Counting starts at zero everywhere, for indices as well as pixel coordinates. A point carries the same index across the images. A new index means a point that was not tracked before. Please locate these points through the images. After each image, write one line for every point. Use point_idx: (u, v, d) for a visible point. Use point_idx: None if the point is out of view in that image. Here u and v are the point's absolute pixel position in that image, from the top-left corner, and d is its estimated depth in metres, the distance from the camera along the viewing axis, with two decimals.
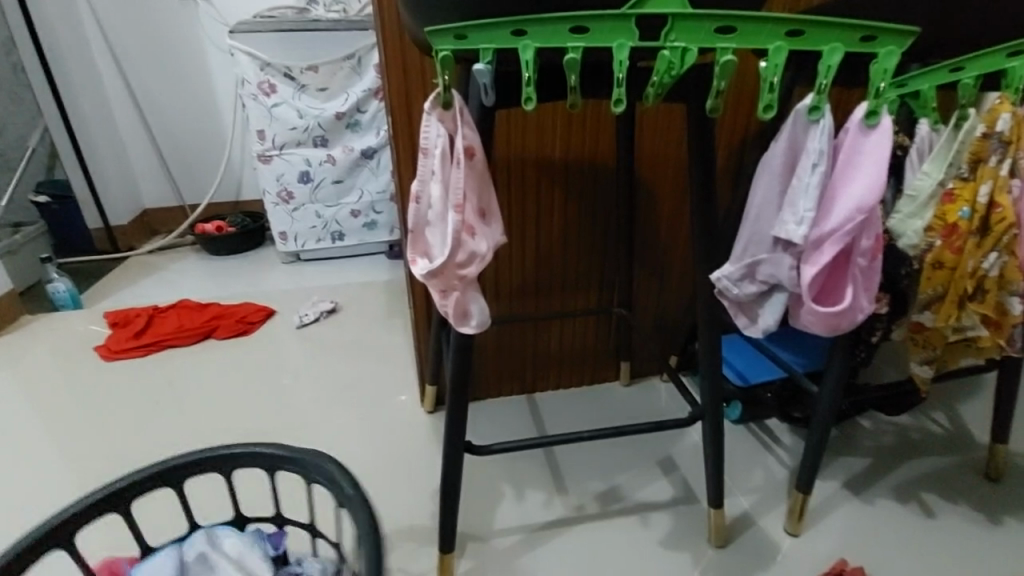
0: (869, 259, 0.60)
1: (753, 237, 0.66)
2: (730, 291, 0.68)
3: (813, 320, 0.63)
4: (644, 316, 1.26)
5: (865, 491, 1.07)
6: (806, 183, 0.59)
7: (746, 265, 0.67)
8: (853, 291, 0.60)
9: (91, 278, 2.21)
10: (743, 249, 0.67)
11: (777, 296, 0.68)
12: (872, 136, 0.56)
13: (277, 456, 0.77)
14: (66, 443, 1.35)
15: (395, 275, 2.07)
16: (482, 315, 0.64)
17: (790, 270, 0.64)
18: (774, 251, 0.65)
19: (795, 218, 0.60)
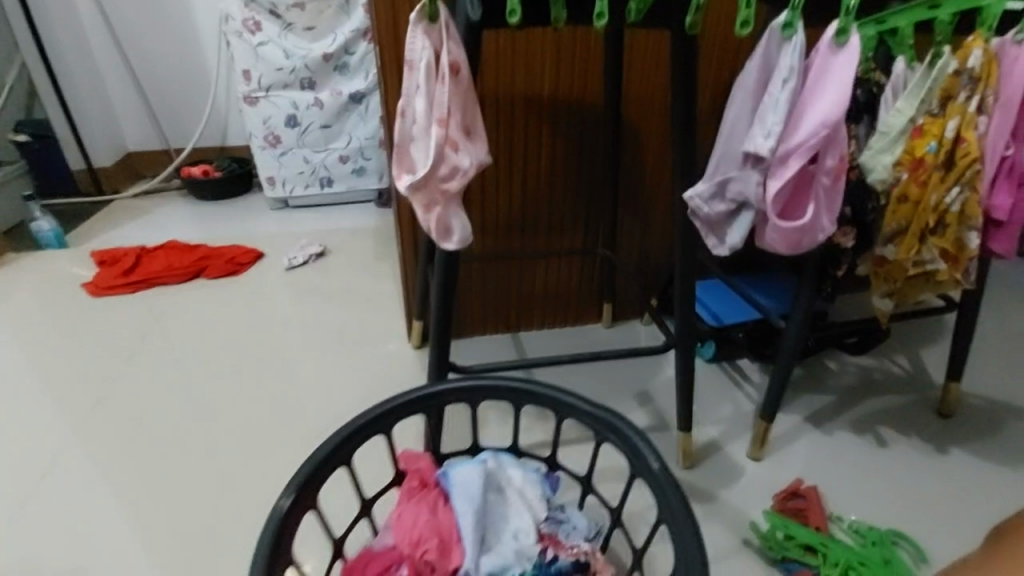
0: (831, 178, 0.65)
1: (725, 155, 0.70)
2: (702, 209, 0.71)
3: (775, 238, 0.68)
4: (626, 258, 1.29)
5: (825, 423, 1.14)
6: (775, 101, 0.65)
7: (717, 183, 0.70)
8: (814, 208, 0.66)
9: (76, 219, 2.19)
10: (715, 168, 0.71)
11: (745, 215, 0.71)
12: (839, 57, 0.63)
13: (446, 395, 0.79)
14: (62, 373, 1.40)
15: (384, 222, 2.07)
16: (464, 234, 0.67)
17: (758, 186, 0.68)
18: (744, 169, 0.69)
19: (763, 132, 0.65)
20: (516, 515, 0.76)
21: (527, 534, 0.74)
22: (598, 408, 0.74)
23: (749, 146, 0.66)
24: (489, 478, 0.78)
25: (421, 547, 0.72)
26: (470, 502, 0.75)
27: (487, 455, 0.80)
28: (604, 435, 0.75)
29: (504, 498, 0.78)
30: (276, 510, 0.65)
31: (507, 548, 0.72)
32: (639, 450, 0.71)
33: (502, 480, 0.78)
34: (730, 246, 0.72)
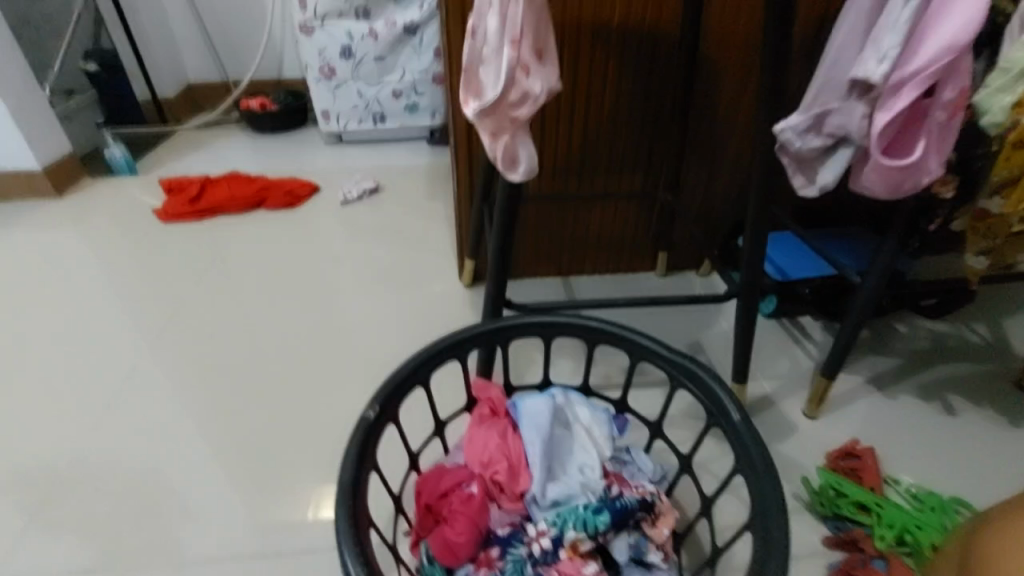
0: (947, 113, 0.61)
1: (829, 86, 0.68)
2: (794, 144, 0.70)
3: (874, 177, 0.66)
4: (689, 205, 1.23)
5: (888, 387, 1.09)
6: (892, 19, 0.59)
7: (814, 116, 0.69)
8: (923, 146, 0.62)
9: (145, 148, 2.28)
10: (815, 97, 0.69)
11: (842, 152, 0.69)
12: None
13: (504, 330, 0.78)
14: (140, 293, 1.50)
15: (436, 161, 2.05)
16: (530, 162, 0.66)
17: (861, 119, 0.65)
18: (847, 100, 0.66)
19: (877, 56, 0.60)
20: (582, 450, 0.78)
21: (593, 469, 0.75)
22: (676, 354, 0.72)
23: (856, 72, 0.62)
24: (559, 413, 0.80)
25: (491, 468, 0.76)
26: (539, 431, 0.77)
27: (556, 390, 0.82)
28: (679, 382, 0.73)
29: (571, 433, 0.79)
30: (363, 418, 0.68)
31: (574, 480, 0.74)
32: (717, 398, 0.69)
33: (570, 417, 0.81)
34: (820, 186, 0.71)
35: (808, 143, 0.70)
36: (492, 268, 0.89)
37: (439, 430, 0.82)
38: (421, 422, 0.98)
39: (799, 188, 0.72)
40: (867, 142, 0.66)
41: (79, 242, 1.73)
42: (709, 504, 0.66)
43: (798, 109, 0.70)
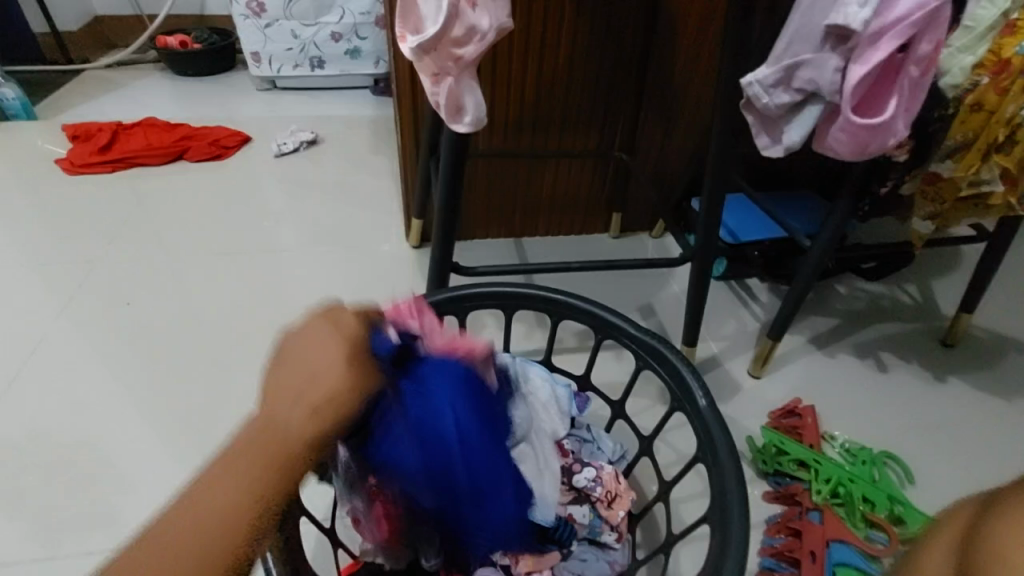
0: (920, 69, 0.59)
1: (800, 34, 0.63)
2: (763, 99, 0.66)
3: (842, 137, 0.64)
4: (646, 164, 1.19)
5: (827, 346, 1.12)
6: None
7: (785, 69, 0.64)
8: (895, 104, 0.61)
9: (43, 89, 2.01)
10: (786, 48, 0.64)
11: (811, 109, 0.66)
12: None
13: (456, 300, 0.70)
14: (43, 252, 1.34)
15: (380, 112, 1.91)
16: (478, 110, 0.60)
17: (834, 73, 0.62)
18: (820, 51, 0.62)
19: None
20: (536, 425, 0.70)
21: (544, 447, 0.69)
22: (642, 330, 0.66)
23: (838, 15, 0.58)
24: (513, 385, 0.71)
25: None
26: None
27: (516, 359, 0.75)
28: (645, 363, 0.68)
29: None
30: None
31: None
32: (681, 379, 0.64)
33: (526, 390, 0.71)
34: (787, 145, 0.68)
35: (776, 98, 0.66)
36: (439, 229, 0.83)
37: None
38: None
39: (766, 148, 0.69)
40: (838, 98, 0.63)
41: None
42: (666, 489, 0.62)
43: (767, 61, 0.66)
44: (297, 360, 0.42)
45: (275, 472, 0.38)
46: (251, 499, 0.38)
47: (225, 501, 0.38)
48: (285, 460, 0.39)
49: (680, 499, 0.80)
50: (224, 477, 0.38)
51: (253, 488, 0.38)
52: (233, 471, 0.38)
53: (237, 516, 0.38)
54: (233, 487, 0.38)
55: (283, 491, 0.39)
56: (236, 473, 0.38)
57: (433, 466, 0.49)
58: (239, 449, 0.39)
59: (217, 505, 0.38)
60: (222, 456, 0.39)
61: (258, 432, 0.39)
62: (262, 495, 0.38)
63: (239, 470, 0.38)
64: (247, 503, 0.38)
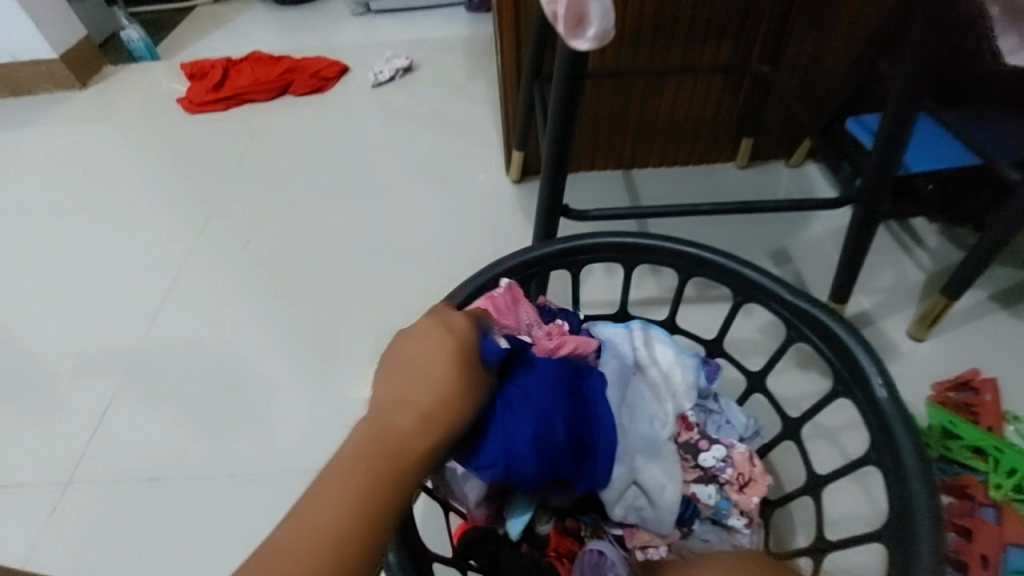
0: None
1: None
2: None
3: None
4: (790, 78, 0.99)
5: (1018, 304, 0.91)
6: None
7: None
8: None
9: (162, 28, 2.10)
10: None
11: None
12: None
13: (571, 253, 0.62)
14: (172, 190, 1.43)
15: (476, 32, 1.78)
16: (605, 18, 0.48)
17: None
18: None
19: None
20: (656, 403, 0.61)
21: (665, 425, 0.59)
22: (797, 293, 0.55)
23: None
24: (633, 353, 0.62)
25: None
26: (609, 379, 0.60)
27: (636, 322, 0.66)
28: (798, 330, 0.57)
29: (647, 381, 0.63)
30: None
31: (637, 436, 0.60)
32: (851, 360, 0.52)
33: (648, 358, 0.63)
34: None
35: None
36: (547, 166, 0.74)
37: None
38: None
39: (1011, 53, 0.51)
40: None
41: (107, 134, 1.64)
42: (815, 482, 0.52)
43: None
44: (402, 367, 0.41)
45: (399, 464, 0.37)
46: (375, 483, 0.36)
47: (350, 491, 0.35)
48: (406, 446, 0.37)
49: None
50: (343, 467, 0.36)
51: (376, 478, 0.36)
52: (353, 461, 0.36)
53: (367, 501, 0.35)
54: (358, 478, 0.35)
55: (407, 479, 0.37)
56: (354, 465, 0.36)
57: (544, 463, 0.46)
58: (355, 440, 0.37)
59: (341, 497, 0.35)
60: (336, 452, 0.37)
61: (371, 425, 0.38)
62: (388, 484, 0.36)
63: (359, 458, 0.36)
64: (373, 491, 0.35)
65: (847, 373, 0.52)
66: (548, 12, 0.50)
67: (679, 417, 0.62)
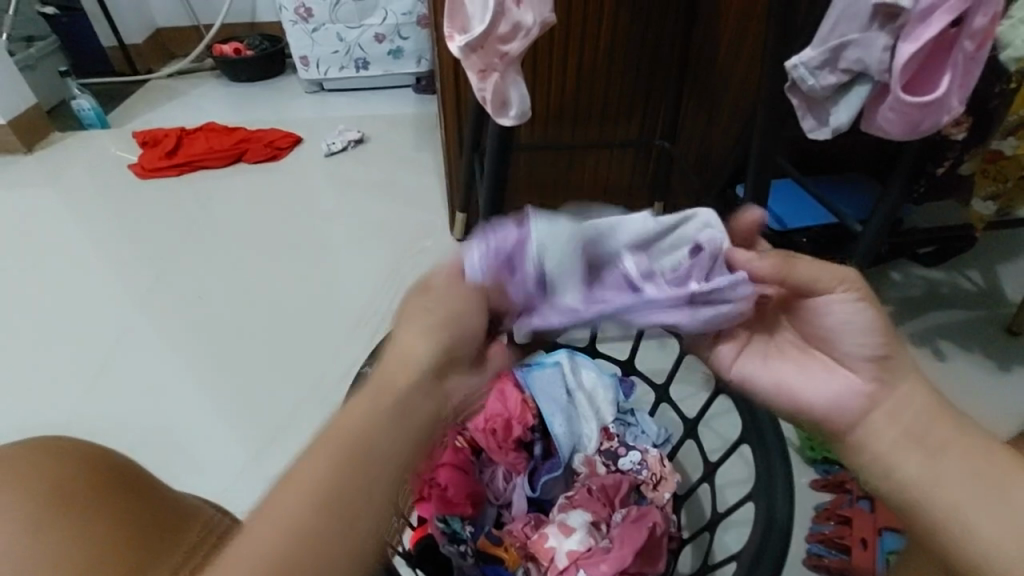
0: (975, 44, 0.58)
1: (846, 14, 0.62)
2: (807, 81, 0.66)
3: (892, 116, 0.63)
4: (685, 152, 1.19)
5: None
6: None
7: (830, 50, 0.64)
8: (949, 81, 0.60)
9: (115, 99, 2.17)
10: (832, 29, 0.64)
11: (857, 89, 0.65)
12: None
13: None
14: (121, 252, 1.45)
15: (423, 110, 1.96)
16: (522, 103, 0.62)
17: (882, 52, 0.61)
18: (867, 30, 0.61)
19: None
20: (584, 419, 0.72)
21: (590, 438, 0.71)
22: None
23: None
24: (564, 380, 0.73)
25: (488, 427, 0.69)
26: (554, 402, 0.71)
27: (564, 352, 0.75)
28: None
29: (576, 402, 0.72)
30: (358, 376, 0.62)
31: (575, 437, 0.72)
32: None
33: (575, 382, 0.73)
34: (834, 127, 0.68)
35: (822, 80, 0.66)
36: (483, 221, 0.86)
37: None
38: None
39: (809, 131, 0.70)
40: (886, 78, 0.62)
41: (53, 199, 1.66)
42: (711, 469, 0.63)
43: (813, 42, 0.65)
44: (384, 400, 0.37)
45: (353, 488, 0.36)
46: (326, 516, 0.35)
47: (300, 524, 0.34)
48: (359, 474, 0.36)
49: (725, 483, 0.81)
50: (296, 496, 0.35)
51: (326, 507, 0.35)
52: (308, 491, 0.35)
53: (315, 533, 0.34)
54: (305, 507, 0.35)
55: (357, 490, 0.36)
56: (307, 498, 0.35)
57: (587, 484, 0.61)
58: (313, 468, 0.36)
59: (285, 530, 0.34)
60: (294, 476, 0.36)
61: (327, 453, 0.36)
62: (337, 505, 0.35)
63: (313, 488, 0.35)
64: (325, 517, 0.35)
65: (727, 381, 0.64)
66: (481, 98, 0.62)
67: (602, 428, 0.72)
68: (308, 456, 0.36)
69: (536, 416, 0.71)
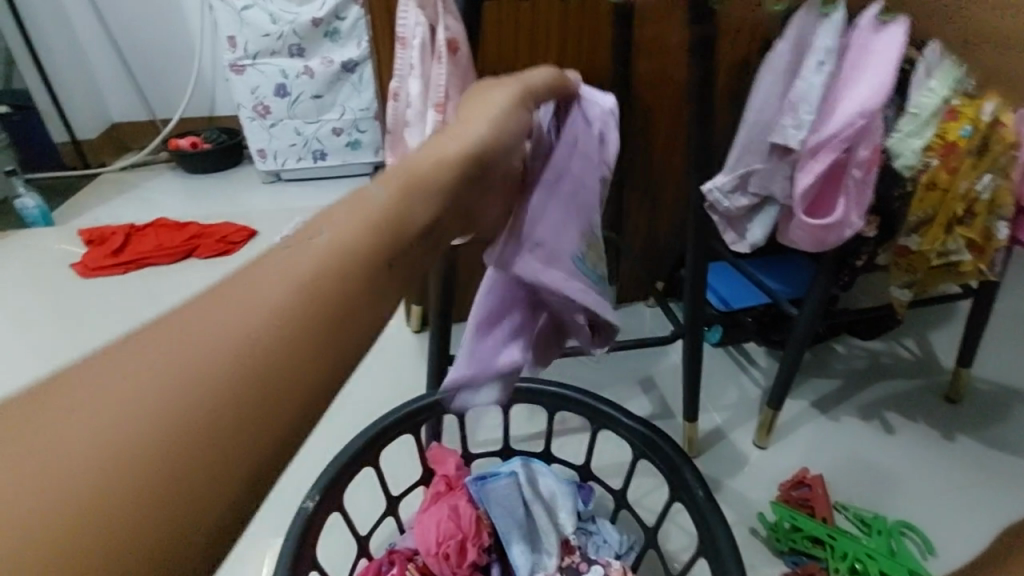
0: (863, 171, 0.68)
1: (748, 147, 0.76)
2: (721, 202, 0.78)
3: (802, 233, 0.73)
4: (632, 240, 1.25)
5: (832, 409, 1.13)
6: (803, 92, 0.69)
7: (738, 177, 0.77)
8: (843, 203, 0.70)
9: (61, 195, 2.12)
10: (739, 159, 0.77)
11: (767, 210, 0.79)
12: (877, 35, 0.61)
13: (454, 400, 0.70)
14: (55, 358, 1.37)
15: None
16: None
17: (782, 180, 0.75)
18: (767, 163, 0.75)
19: (796, 121, 0.70)
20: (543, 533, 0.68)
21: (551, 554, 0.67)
22: (633, 421, 0.66)
23: (777, 136, 0.72)
24: (520, 492, 0.69)
25: (442, 549, 0.65)
26: (511, 518, 0.67)
27: (518, 462, 0.71)
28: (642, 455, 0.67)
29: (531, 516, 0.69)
30: (300, 511, 0.58)
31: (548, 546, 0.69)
32: (683, 477, 0.62)
33: (531, 493, 0.69)
34: (751, 240, 0.81)
35: (735, 201, 0.78)
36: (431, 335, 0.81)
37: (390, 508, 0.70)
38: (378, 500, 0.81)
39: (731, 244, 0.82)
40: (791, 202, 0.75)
41: None
42: None
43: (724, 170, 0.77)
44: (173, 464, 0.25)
45: (392, 243, 0.32)
46: (260, 411, 0.25)
47: (148, 473, 0.22)
48: (402, 236, 0.33)
49: None
50: (192, 363, 0.25)
51: (285, 360, 0.26)
52: (135, 452, 0.22)
53: (225, 445, 0.24)
54: (192, 413, 0.24)
55: (349, 331, 0.29)
56: (231, 344, 0.25)
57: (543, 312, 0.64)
58: (224, 312, 0.26)
59: (95, 496, 0.21)
60: (145, 343, 0.25)
61: (239, 303, 0.27)
62: (324, 331, 0.28)
63: (223, 363, 0.25)
64: (267, 370, 0.26)
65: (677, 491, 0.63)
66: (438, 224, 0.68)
67: (562, 542, 0.68)
68: (166, 327, 0.26)
69: (492, 535, 0.67)
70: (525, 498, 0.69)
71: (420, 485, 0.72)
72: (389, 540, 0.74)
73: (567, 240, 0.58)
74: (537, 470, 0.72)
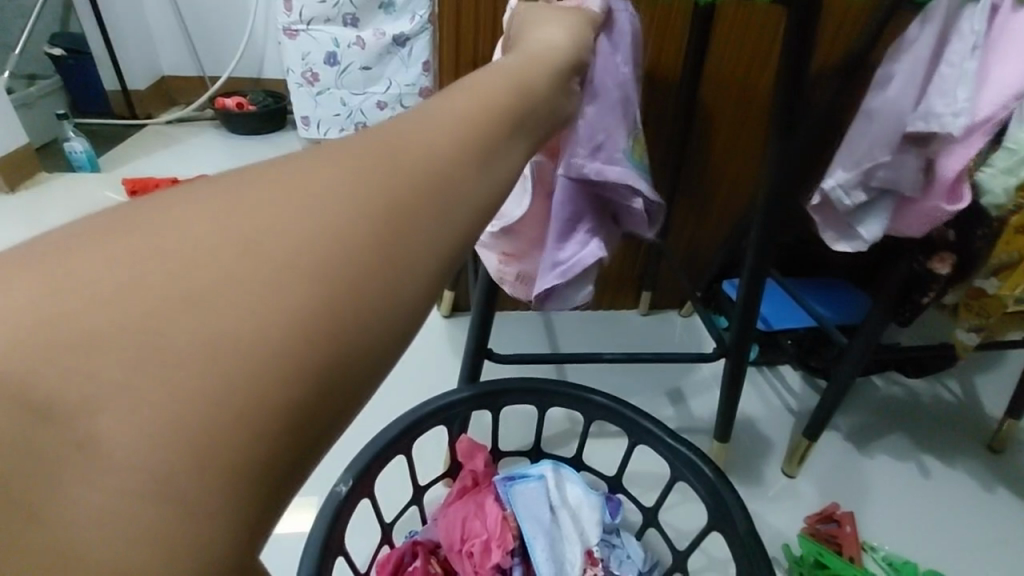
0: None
1: (876, 139, 0.66)
2: (843, 199, 0.69)
3: (920, 217, 0.69)
4: (675, 247, 1.21)
5: (867, 445, 1.09)
6: (959, 74, 0.62)
7: (863, 171, 0.67)
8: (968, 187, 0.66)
9: (107, 143, 2.14)
10: (866, 151, 0.67)
11: (882, 206, 0.70)
12: (1020, 13, 0.60)
13: (494, 395, 0.69)
14: None
15: None
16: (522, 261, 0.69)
17: (914, 175, 0.66)
18: (897, 154, 0.66)
19: (952, 108, 0.62)
20: (569, 541, 0.67)
21: (574, 563, 0.66)
22: (677, 439, 0.64)
23: (936, 124, 0.62)
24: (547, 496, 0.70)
25: (467, 544, 0.67)
26: (537, 522, 0.67)
27: (547, 467, 0.72)
28: (681, 473, 0.66)
29: (558, 523, 0.68)
30: (333, 494, 0.58)
31: None
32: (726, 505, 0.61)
33: (559, 499, 0.70)
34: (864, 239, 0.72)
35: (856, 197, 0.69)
36: (473, 322, 0.78)
37: (416, 496, 0.70)
38: (402, 488, 0.80)
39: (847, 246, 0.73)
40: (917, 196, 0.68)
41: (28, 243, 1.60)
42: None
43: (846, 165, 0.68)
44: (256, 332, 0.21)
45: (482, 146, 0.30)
46: (322, 350, 0.21)
47: (194, 427, 0.19)
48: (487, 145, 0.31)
49: None
50: (224, 300, 0.21)
51: (342, 284, 0.22)
52: (177, 408, 0.19)
53: (281, 393, 0.20)
54: (233, 361, 0.20)
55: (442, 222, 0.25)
56: (269, 274, 0.21)
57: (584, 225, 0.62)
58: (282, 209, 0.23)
59: (147, 461, 0.19)
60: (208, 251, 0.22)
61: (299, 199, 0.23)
62: (387, 240, 0.23)
63: (263, 299, 0.21)
64: (353, 262, 0.22)
65: (714, 516, 0.62)
66: (515, 273, 0.69)
67: (586, 551, 0.67)
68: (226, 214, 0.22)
69: (516, 537, 0.67)
70: (551, 502, 0.69)
71: (446, 475, 0.74)
72: (411, 530, 0.76)
73: (619, 138, 0.58)
74: (566, 476, 0.72)
